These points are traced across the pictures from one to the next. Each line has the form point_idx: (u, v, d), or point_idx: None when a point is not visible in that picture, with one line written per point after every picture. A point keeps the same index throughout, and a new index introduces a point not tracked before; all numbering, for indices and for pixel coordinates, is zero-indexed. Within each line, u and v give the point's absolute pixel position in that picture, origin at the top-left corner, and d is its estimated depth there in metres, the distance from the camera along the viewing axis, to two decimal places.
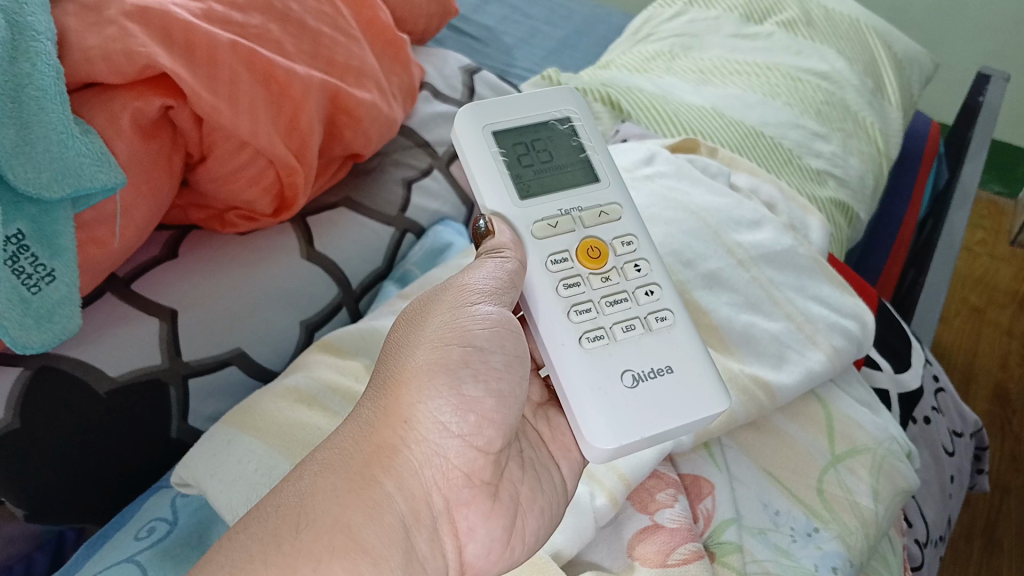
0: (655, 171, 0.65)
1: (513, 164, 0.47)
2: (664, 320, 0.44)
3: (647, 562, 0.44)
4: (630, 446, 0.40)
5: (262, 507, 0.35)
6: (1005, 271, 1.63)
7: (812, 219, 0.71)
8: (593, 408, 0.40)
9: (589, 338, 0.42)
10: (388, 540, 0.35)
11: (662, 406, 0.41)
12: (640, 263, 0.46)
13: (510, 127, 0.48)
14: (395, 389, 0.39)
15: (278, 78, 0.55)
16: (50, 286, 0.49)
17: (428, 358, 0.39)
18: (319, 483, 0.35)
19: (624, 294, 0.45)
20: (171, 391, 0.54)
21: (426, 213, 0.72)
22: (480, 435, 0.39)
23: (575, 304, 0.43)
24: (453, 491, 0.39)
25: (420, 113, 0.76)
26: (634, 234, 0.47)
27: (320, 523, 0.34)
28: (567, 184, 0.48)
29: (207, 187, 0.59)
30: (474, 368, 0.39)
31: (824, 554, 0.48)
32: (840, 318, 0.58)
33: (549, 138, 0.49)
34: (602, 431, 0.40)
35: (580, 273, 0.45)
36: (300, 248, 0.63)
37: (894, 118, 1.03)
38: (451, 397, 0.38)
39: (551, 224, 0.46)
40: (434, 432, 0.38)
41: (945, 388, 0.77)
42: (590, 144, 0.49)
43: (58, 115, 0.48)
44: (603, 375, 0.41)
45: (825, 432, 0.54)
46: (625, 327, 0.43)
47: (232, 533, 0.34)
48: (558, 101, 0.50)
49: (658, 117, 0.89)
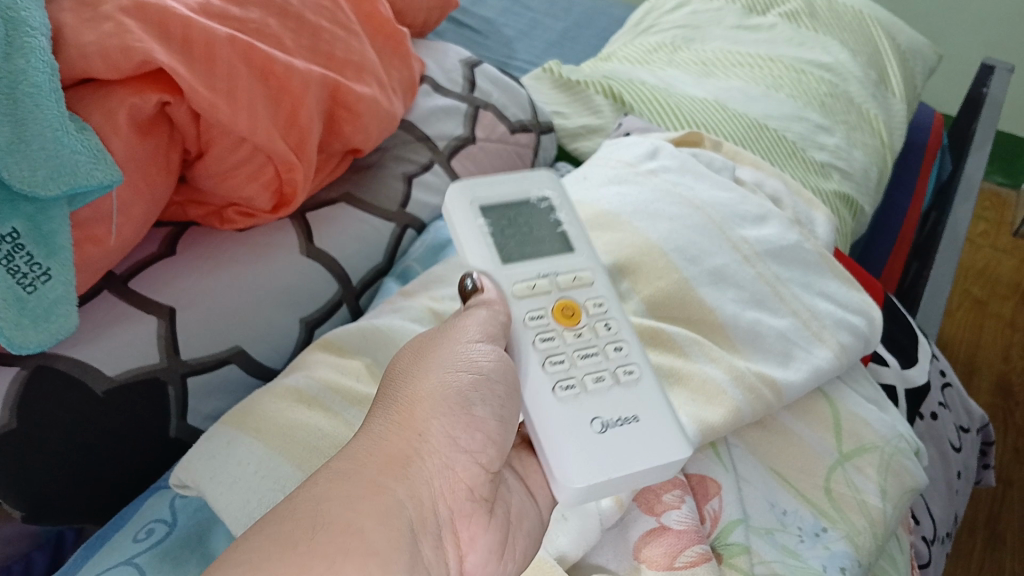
0: (659, 165, 0.64)
1: (497, 235, 0.48)
2: (632, 375, 0.43)
3: (653, 565, 0.44)
4: (601, 489, 0.39)
5: (278, 511, 0.33)
6: (1007, 262, 1.63)
7: (817, 214, 0.70)
8: (563, 451, 0.39)
9: (562, 387, 0.42)
10: (400, 545, 0.33)
11: (630, 451, 0.40)
12: (611, 322, 0.46)
13: (495, 203, 0.49)
14: (408, 407, 0.38)
15: (277, 74, 0.55)
16: (47, 285, 0.48)
17: (439, 382, 0.39)
18: (336, 488, 0.34)
19: (595, 349, 0.44)
20: (170, 390, 0.54)
21: (427, 209, 0.71)
22: (485, 453, 0.39)
23: (550, 356, 0.43)
24: (458, 505, 0.37)
25: (419, 108, 0.74)
26: (606, 298, 0.47)
27: (336, 526, 0.32)
28: (545, 254, 0.48)
29: (206, 184, 0.58)
30: (482, 394, 0.40)
31: (832, 555, 0.47)
32: (847, 315, 0.58)
33: (529, 214, 0.50)
34: (571, 470, 0.39)
35: (555, 329, 0.45)
36: (299, 245, 0.62)
37: (899, 110, 1.02)
38: (461, 416, 0.39)
39: (530, 286, 0.46)
40: (445, 446, 0.38)
41: (951, 383, 0.76)
42: (566, 219, 0.50)
43: (54, 111, 0.47)
44: (572, 423, 0.40)
45: (831, 430, 0.53)
46: (595, 377, 0.42)
47: (245, 538, 0.32)
48: (538, 183, 0.51)
49: (660, 110, 0.88)
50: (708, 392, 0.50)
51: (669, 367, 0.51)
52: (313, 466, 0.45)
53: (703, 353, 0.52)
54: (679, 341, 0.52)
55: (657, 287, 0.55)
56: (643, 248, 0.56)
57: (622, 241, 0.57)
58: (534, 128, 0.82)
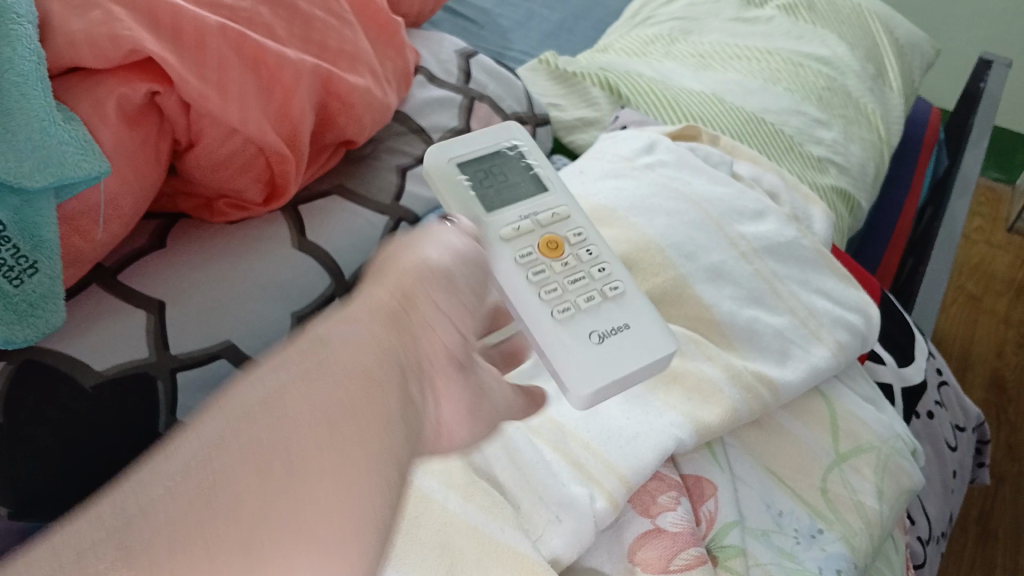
0: (656, 159, 0.63)
1: (477, 186, 0.49)
2: (616, 289, 0.47)
3: (648, 569, 0.43)
4: (604, 392, 0.43)
5: (259, 373, 0.32)
6: (1002, 258, 1.64)
7: (815, 210, 0.70)
8: (570, 364, 0.43)
9: (559, 309, 0.44)
10: (383, 417, 0.32)
11: (627, 359, 0.44)
12: (592, 246, 0.49)
13: (469, 158, 0.50)
14: (394, 276, 0.37)
15: (269, 64, 0.54)
16: (33, 279, 0.47)
17: (424, 258, 0.38)
18: (322, 350, 0.32)
19: (582, 272, 0.47)
20: (159, 386, 0.52)
21: (422, 202, 0.69)
22: (468, 322, 0.38)
23: (543, 286, 0.45)
24: (441, 365, 0.36)
25: (414, 99, 0.73)
26: (584, 225, 0.50)
27: (319, 396, 0.31)
28: (522, 196, 0.50)
29: (196, 176, 0.57)
30: (462, 274, 0.39)
31: (828, 556, 0.47)
32: (844, 312, 0.57)
33: (502, 162, 0.51)
34: (576, 377, 0.42)
35: (544, 257, 0.47)
36: (292, 239, 0.61)
37: (896, 105, 1.01)
38: (445, 288, 0.38)
39: (515, 227, 0.47)
40: (431, 315, 0.36)
41: (948, 382, 0.76)
42: (536, 162, 0.52)
43: (40, 101, 0.46)
44: (572, 340, 0.44)
45: (828, 430, 0.53)
46: (585, 297, 0.46)
47: (225, 403, 0.30)
48: (505, 131, 0.52)
49: (657, 103, 0.87)
50: (704, 391, 0.49)
51: (666, 365, 0.50)
52: None
53: (700, 352, 0.51)
54: (676, 340, 0.51)
55: (653, 284, 0.54)
56: (640, 245, 0.56)
57: (617, 237, 0.56)
58: (531, 120, 0.82)
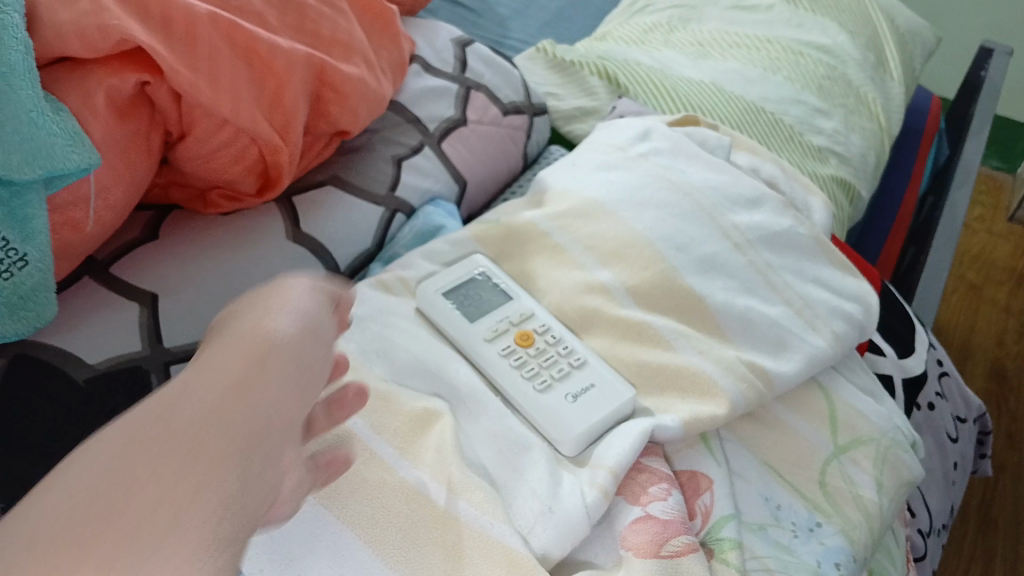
0: (651, 148, 0.63)
1: (462, 313, 0.52)
2: (582, 360, 0.50)
3: (639, 552, 0.41)
4: (594, 434, 0.47)
5: (118, 428, 0.32)
6: (1003, 247, 1.63)
7: (814, 200, 0.69)
8: (557, 420, 0.47)
9: (538, 385, 0.48)
10: (230, 469, 0.32)
11: (600, 409, 0.47)
12: (552, 330, 0.52)
13: (450, 288, 0.54)
14: (244, 342, 0.37)
15: (261, 54, 0.53)
16: (23, 272, 0.47)
17: (267, 321, 0.39)
18: (176, 408, 0.33)
19: (552, 356, 0.50)
20: (151, 379, 0.51)
21: (417, 191, 0.68)
22: (307, 383, 0.38)
23: (523, 372, 0.49)
24: (286, 423, 0.36)
25: (409, 89, 0.72)
26: (550, 322, 0.52)
27: (164, 443, 0.31)
28: (493, 307, 0.53)
29: (188, 167, 0.56)
30: (305, 334, 0.40)
31: (827, 550, 0.46)
32: (842, 302, 0.56)
33: (474, 287, 0.54)
34: (564, 433, 0.46)
35: (519, 360, 0.50)
36: (286, 230, 0.60)
37: (896, 93, 1.00)
38: (285, 350, 0.38)
39: (492, 332, 0.51)
40: (276, 374, 0.37)
41: (949, 372, 0.75)
42: (501, 279, 0.55)
43: (28, 92, 0.45)
44: (548, 407, 0.47)
45: (827, 422, 0.52)
46: (557, 372, 0.49)
47: (77, 459, 0.31)
48: (472, 262, 0.56)
49: (655, 92, 0.86)
50: (699, 387, 0.49)
51: (657, 365, 0.50)
52: None
53: (690, 346, 0.51)
54: (664, 334, 0.51)
55: (643, 277, 0.53)
56: (630, 239, 0.55)
57: (607, 232, 0.56)
58: (528, 109, 0.81)
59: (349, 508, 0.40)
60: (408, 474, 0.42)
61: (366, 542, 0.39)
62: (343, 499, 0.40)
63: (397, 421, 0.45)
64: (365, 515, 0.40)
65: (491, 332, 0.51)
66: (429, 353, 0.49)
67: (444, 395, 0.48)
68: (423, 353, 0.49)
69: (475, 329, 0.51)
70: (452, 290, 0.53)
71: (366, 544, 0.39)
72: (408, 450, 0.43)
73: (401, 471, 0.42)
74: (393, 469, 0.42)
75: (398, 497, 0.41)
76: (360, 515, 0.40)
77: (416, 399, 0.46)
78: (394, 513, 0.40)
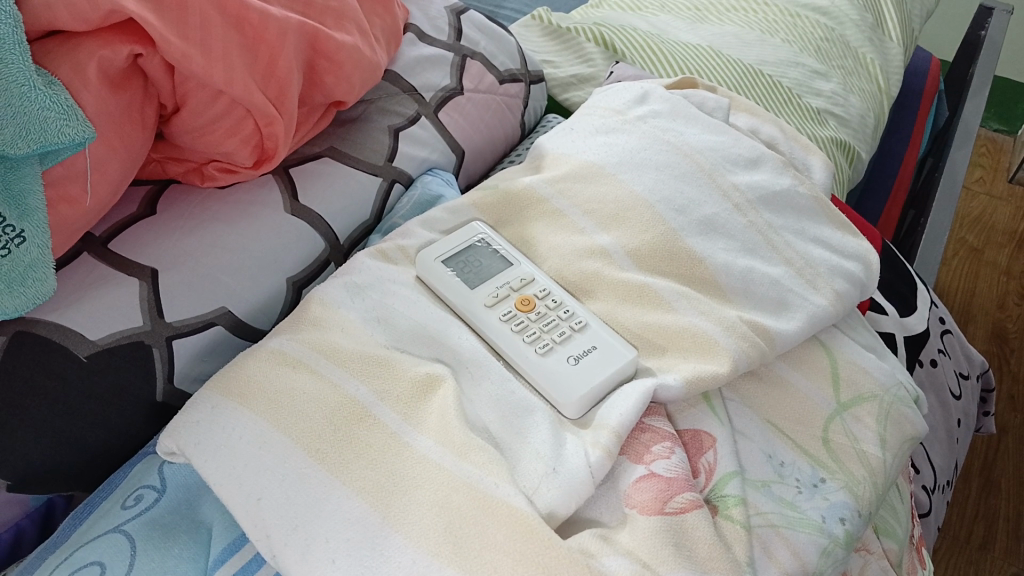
0: (649, 110, 0.62)
1: (463, 280, 0.52)
2: (583, 323, 0.50)
3: (643, 510, 0.41)
4: (595, 397, 0.47)
5: None
6: (1004, 209, 1.63)
7: (814, 160, 0.68)
8: (560, 383, 0.47)
9: (540, 347, 0.48)
10: None
11: (602, 372, 0.47)
12: (553, 295, 0.52)
13: (450, 255, 0.53)
14: None
15: (253, 22, 0.52)
16: (21, 248, 0.47)
17: None
18: None
19: (553, 320, 0.50)
20: (154, 353, 0.51)
21: (415, 161, 0.68)
22: None
23: (524, 336, 0.49)
24: None
25: (405, 58, 0.72)
26: (551, 287, 0.52)
27: None
28: (493, 273, 0.53)
29: (184, 140, 0.56)
30: None
31: (831, 506, 0.47)
32: (842, 261, 0.56)
33: (474, 254, 0.54)
34: (567, 395, 0.46)
35: (521, 324, 0.50)
36: (284, 203, 0.60)
37: (895, 54, 1.00)
38: None
39: (494, 298, 0.51)
40: None
41: (951, 330, 0.75)
42: (502, 246, 0.55)
43: (19, 65, 0.45)
44: (550, 370, 0.47)
45: (829, 380, 0.52)
46: (559, 334, 0.49)
47: None
48: (473, 229, 0.55)
49: (652, 58, 0.85)
50: (700, 347, 0.48)
51: (659, 326, 0.49)
52: (300, 431, 0.42)
53: (691, 306, 0.50)
54: (665, 295, 0.51)
55: (642, 240, 0.53)
56: (629, 202, 0.55)
57: (606, 195, 0.55)
58: (524, 77, 0.80)
59: (354, 472, 0.41)
60: (413, 440, 0.42)
61: (371, 506, 0.40)
62: (347, 464, 0.41)
63: (399, 388, 0.45)
64: (370, 479, 0.41)
65: (491, 298, 0.51)
66: (428, 320, 0.49)
67: (446, 360, 0.48)
68: (424, 321, 0.49)
69: (474, 295, 0.51)
70: (452, 257, 0.53)
71: (372, 508, 0.39)
72: (412, 417, 0.44)
73: (406, 437, 0.42)
74: (397, 435, 0.43)
75: (402, 463, 0.41)
76: (365, 479, 0.41)
77: (418, 365, 0.46)
78: (400, 477, 0.41)
